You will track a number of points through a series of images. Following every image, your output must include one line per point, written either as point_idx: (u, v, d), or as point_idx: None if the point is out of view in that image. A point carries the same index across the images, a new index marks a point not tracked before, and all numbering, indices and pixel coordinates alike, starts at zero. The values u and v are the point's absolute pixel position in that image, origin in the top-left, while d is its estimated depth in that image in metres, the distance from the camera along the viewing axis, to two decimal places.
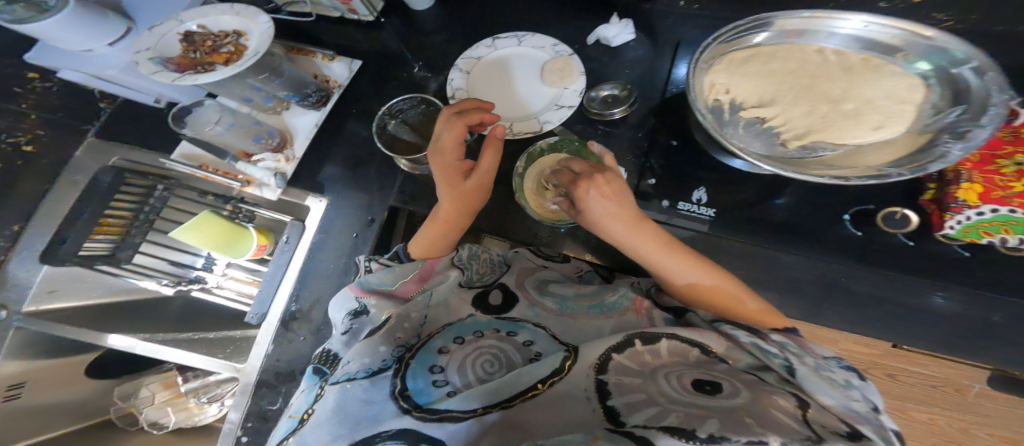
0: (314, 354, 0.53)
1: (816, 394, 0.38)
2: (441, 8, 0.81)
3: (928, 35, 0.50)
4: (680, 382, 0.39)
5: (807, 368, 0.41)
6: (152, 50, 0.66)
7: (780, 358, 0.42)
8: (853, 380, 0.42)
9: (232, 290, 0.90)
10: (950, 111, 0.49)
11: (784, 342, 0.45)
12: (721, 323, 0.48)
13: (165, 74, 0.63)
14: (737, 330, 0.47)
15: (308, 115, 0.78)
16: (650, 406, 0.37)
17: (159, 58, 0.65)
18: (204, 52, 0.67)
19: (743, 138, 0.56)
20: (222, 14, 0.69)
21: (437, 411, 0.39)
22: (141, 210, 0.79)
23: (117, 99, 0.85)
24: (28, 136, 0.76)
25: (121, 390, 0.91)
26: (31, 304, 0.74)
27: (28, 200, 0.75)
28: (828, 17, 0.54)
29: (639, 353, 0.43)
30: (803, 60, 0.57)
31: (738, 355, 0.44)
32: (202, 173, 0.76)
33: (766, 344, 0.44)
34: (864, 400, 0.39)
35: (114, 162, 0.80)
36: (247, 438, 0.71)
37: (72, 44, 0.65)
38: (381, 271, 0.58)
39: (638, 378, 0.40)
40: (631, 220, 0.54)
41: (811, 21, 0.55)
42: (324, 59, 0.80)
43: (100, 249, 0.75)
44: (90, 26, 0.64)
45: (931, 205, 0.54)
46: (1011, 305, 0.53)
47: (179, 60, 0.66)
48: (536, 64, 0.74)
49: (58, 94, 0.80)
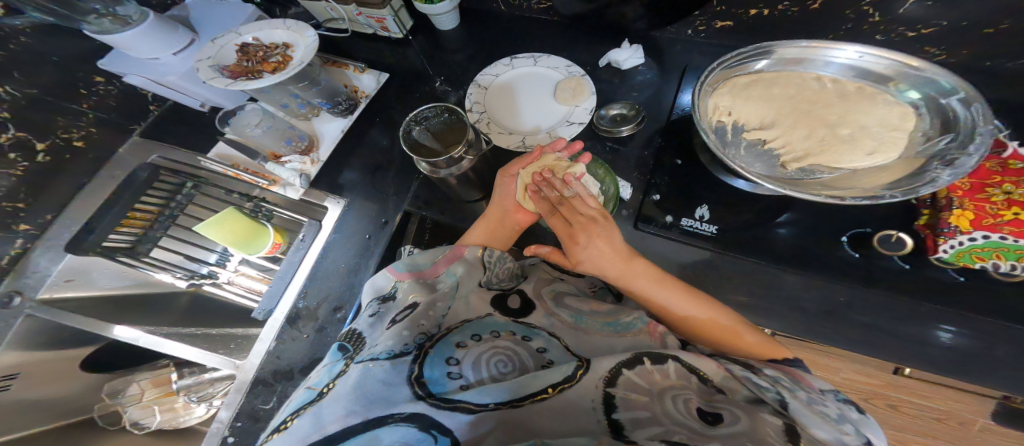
0: (342, 331, 0.55)
1: (810, 427, 0.39)
2: (465, 30, 0.88)
3: (917, 65, 0.54)
4: (687, 406, 0.41)
5: (798, 402, 0.42)
6: (212, 59, 0.73)
7: (772, 392, 0.43)
8: (848, 414, 0.43)
9: (241, 286, 0.91)
10: (940, 139, 0.53)
11: (776, 377, 0.46)
12: (718, 356, 0.49)
13: (220, 80, 0.69)
14: (732, 363, 0.47)
15: (335, 122, 0.83)
16: (655, 425, 0.39)
17: (217, 66, 0.72)
18: (255, 61, 0.72)
19: (744, 159, 0.58)
20: (275, 28, 0.76)
21: (449, 401, 0.42)
22: (168, 206, 0.85)
23: (165, 104, 0.92)
24: (80, 133, 0.81)
25: (110, 387, 0.92)
26: (47, 291, 0.77)
27: (64, 191, 0.80)
28: (825, 47, 0.58)
29: (648, 371, 0.43)
30: (801, 86, 0.61)
31: (736, 386, 0.43)
32: (234, 171, 0.82)
33: (758, 378, 0.45)
34: (855, 434, 0.40)
35: (154, 160, 0.86)
36: (233, 439, 0.69)
37: (142, 52, 0.75)
38: (419, 253, 0.59)
39: (646, 396, 0.42)
40: (622, 259, 0.56)
41: (809, 50, 0.59)
42: (355, 71, 0.86)
43: (123, 242, 0.81)
44: (163, 37, 0.75)
45: (924, 230, 0.55)
46: (1012, 340, 0.53)
47: (233, 67, 0.72)
48: (549, 83, 0.78)
49: (116, 96, 0.85)
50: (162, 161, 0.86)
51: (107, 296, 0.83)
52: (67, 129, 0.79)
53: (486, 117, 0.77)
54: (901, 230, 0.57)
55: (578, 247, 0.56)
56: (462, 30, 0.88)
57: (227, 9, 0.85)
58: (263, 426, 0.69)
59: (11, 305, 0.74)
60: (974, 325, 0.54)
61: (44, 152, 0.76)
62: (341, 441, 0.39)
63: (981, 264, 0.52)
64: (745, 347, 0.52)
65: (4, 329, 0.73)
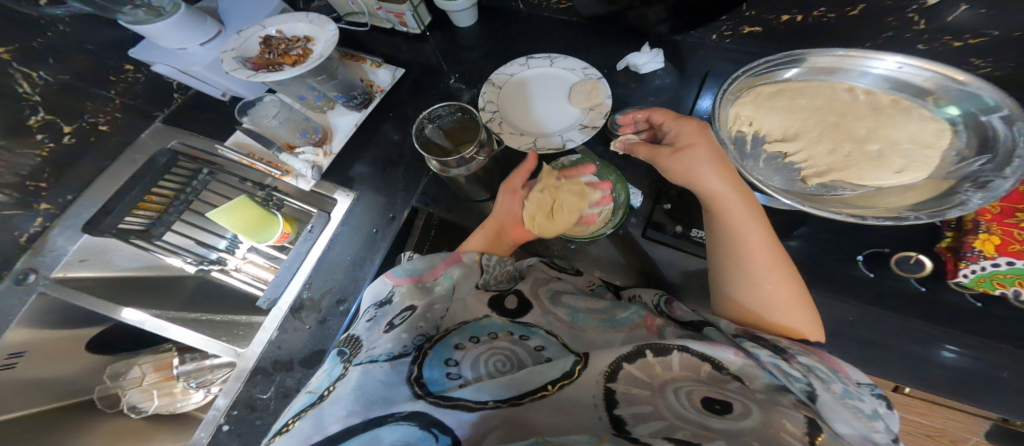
0: (339, 339, 0.54)
1: (833, 422, 0.37)
2: (483, 27, 0.87)
3: (960, 79, 0.52)
4: (689, 400, 0.39)
5: (830, 395, 0.39)
6: (236, 51, 0.74)
7: (800, 382, 0.39)
8: (878, 409, 0.40)
9: (248, 274, 0.90)
10: (974, 160, 0.51)
11: (809, 365, 0.42)
12: (744, 340, 0.44)
13: (242, 71, 0.70)
14: (759, 349, 0.43)
15: (350, 115, 0.83)
16: (657, 420, 0.36)
17: (241, 58, 0.73)
18: (277, 54, 0.73)
19: (763, 171, 0.58)
20: (297, 21, 0.76)
21: (450, 398, 0.40)
22: (184, 190, 0.85)
23: (190, 92, 0.93)
24: (106, 118, 0.82)
25: (113, 368, 0.92)
26: (61, 270, 0.77)
27: (84, 174, 0.80)
28: (863, 56, 0.56)
29: (650, 365, 0.42)
30: (831, 97, 0.59)
31: (755, 373, 0.41)
32: (249, 161, 0.83)
33: (787, 366, 0.41)
34: (884, 431, 0.37)
35: (172, 146, 0.86)
36: (229, 428, 0.69)
37: (171, 42, 0.76)
38: (416, 258, 0.59)
39: (647, 391, 0.40)
40: (731, 175, 0.54)
41: (845, 60, 0.58)
42: (372, 65, 0.86)
43: (139, 225, 0.82)
44: (192, 28, 0.76)
45: (946, 254, 0.53)
46: None
47: (257, 60, 0.73)
48: (566, 85, 0.77)
49: (143, 84, 0.87)
50: (180, 147, 0.86)
51: (120, 277, 0.83)
52: (94, 114, 0.81)
53: (500, 117, 0.76)
54: (921, 249, 0.55)
55: (695, 134, 0.56)
56: (480, 27, 0.88)
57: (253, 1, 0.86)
58: (259, 415, 0.69)
59: (26, 282, 0.75)
60: (996, 350, 0.51)
61: (70, 135, 0.78)
62: (341, 442, 0.37)
63: (1000, 290, 0.50)
64: (766, 323, 0.49)
65: (17, 306, 0.74)
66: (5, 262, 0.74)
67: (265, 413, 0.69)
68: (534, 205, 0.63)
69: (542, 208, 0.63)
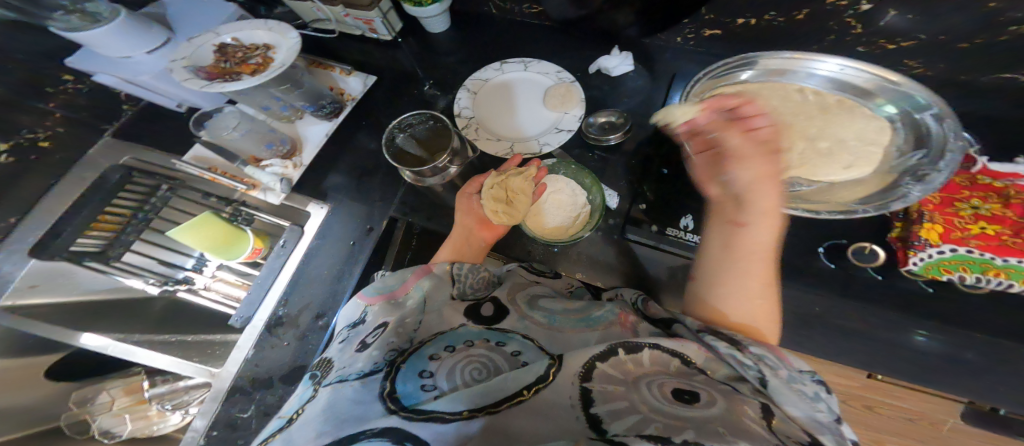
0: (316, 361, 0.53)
1: (783, 405, 0.39)
2: (456, 33, 0.88)
3: (895, 80, 0.55)
4: (660, 392, 0.39)
5: (779, 380, 0.40)
6: (187, 59, 0.71)
7: (752, 370, 0.41)
8: (823, 394, 0.41)
9: (218, 293, 0.85)
10: (914, 154, 0.54)
11: (761, 354, 0.43)
12: (706, 334, 0.45)
13: (194, 81, 0.68)
14: (718, 340, 0.44)
15: (320, 125, 0.82)
16: (632, 415, 0.37)
17: (192, 67, 0.71)
18: (234, 63, 0.71)
19: None
20: (256, 29, 0.74)
21: (424, 411, 0.39)
22: (141, 209, 0.80)
23: (141, 102, 0.89)
24: (46, 133, 0.79)
25: (80, 395, 0.88)
26: (9, 297, 0.73)
27: (28, 194, 0.77)
28: (807, 59, 0.59)
29: (623, 362, 0.42)
30: (785, 97, 0.61)
31: (717, 366, 0.42)
32: (211, 176, 0.80)
33: (742, 355, 0.42)
34: (828, 411, 0.39)
35: (126, 162, 0.83)
36: None
37: (113, 50, 0.73)
38: (386, 276, 0.59)
39: (621, 387, 0.40)
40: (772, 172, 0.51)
41: (792, 62, 0.60)
42: (342, 73, 0.86)
43: (92, 246, 0.75)
44: (136, 36, 0.73)
45: (896, 242, 0.56)
46: (985, 346, 0.53)
47: (211, 69, 0.71)
48: (539, 89, 0.78)
49: (86, 95, 0.83)
50: (136, 163, 0.83)
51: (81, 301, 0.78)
52: (32, 129, 0.77)
53: (477, 122, 0.77)
54: (875, 239, 0.58)
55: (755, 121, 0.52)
56: (452, 32, 0.88)
57: (206, 8, 0.84)
58: (240, 435, 0.66)
59: None
60: (952, 331, 0.54)
61: (8, 153, 0.74)
62: None
63: (948, 275, 0.53)
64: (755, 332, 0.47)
65: None
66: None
67: (247, 432, 0.66)
68: (491, 201, 0.63)
69: (499, 202, 0.63)
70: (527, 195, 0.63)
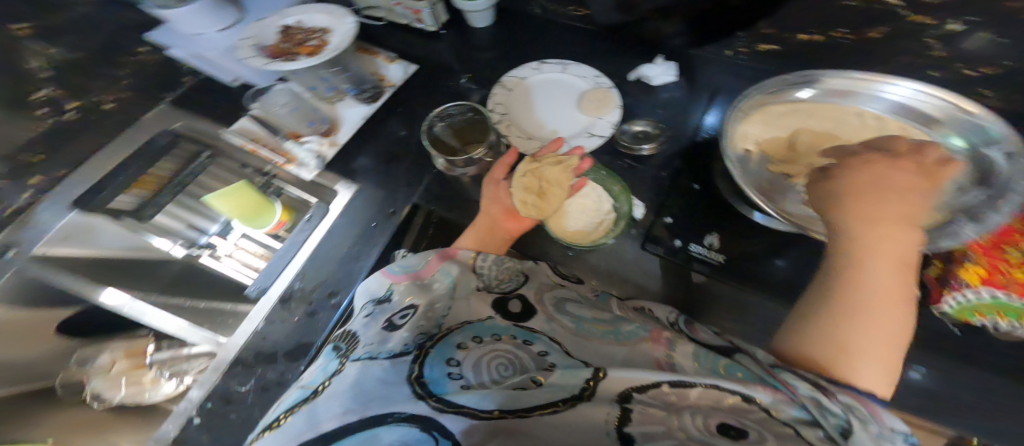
0: (336, 334, 0.53)
1: None
2: (498, 30, 0.88)
3: (972, 111, 0.53)
4: (704, 423, 0.34)
5: (865, 434, 0.33)
6: (254, 38, 0.74)
7: (835, 417, 0.34)
8: None
9: (239, 261, 0.85)
10: (973, 192, 0.51)
11: (846, 402, 0.36)
12: (779, 369, 0.39)
13: (257, 61, 0.71)
14: (796, 379, 0.38)
15: (358, 108, 0.83)
16: (666, 439, 0.32)
17: (258, 47, 0.73)
18: (293, 44, 0.73)
19: (764, 192, 0.59)
20: (317, 12, 0.75)
21: (453, 404, 0.38)
22: (180, 174, 0.84)
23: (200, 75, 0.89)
24: (114, 96, 0.83)
25: (81, 354, 0.82)
26: (42, 248, 0.77)
27: (81, 149, 0.81)
28: (878, 81, 0.57)
29: (664, 393, 0.37)
30: (842, 120, 0.59)
31: (783, 407, 0.35)
32: (252, 146, 0.81)
33: (825, 400, 0.36)
34: None
35: (178, 129, 0.85)
36: (199, 420, 0.67)
37: (190, 27, 0.77)
38: (409, 256, 0.60)
39: (661, 411, 0.36)
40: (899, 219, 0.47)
41: (860, 83, 0.58)
42: (385, 60, 0.87)
43: (129, 205, 0.82)
44: (213, 14, 0.76)
45: (933, 282, 0.53)
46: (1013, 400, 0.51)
47: (273, 48, 0.73)
48: (575, 92, 0.78)
49: (160, 64, 0.87)
50: (185, 130, 0.85)
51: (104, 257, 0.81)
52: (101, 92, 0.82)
53: (508, 120, 0.76)
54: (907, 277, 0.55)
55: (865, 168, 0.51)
56: (494, 29, 0.88)
57: None
58: (233, 409, 0.66)
59: (4, 258, 0.75)
60: (972, 377, 0.52)
61: (72, 110, 0.79)
62: (336, 440, 0.36)
63: (980, 320, 0.52)
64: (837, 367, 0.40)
65: None
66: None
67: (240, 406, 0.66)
68: (523, 192, 0.65)
69: (530, 193, 0.65)
70: (560, 188, 0.65)
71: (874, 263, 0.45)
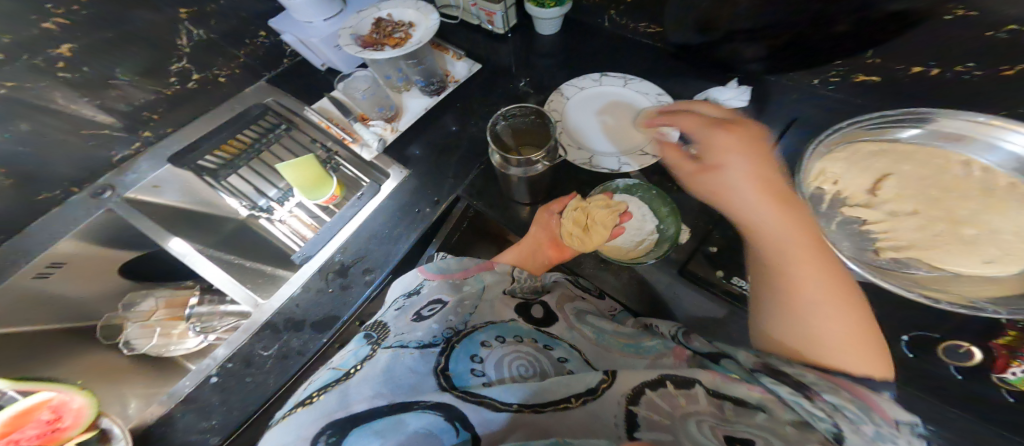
0: (366, 323, 0.54)
1: None
2: (562, 38, 0.88)
3: None
4: (713, 434, 0.35)
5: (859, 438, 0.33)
6: (353, 28, 0.77)
7: (824, 422, 0.34)
8: None
9: (289, 227, 0.91)
10: None
11: (835, 404, 0.36)
12: (759, 374, 0.39)
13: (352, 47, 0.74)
14: (779, 385, 0.38)
15: (421, 99, 0.85)
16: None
17: (355, 35, 0.76)
18: (382, 35, 0.76)
19: (836, 235, 0.54)
20: (406, 7, 0.79)
21: (477, 394, 0.39)
22: (258, 140, 0.89)
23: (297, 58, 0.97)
24: (228, 72, 0.88)
25: (128, 298, 0.88)
26: (135, 192, 0.81)
27: (188, 114, 0.87)
28: (999, 127, 0.55)
29: (673, 396, 0.39)
30: (943, 168, 0.57)
31: (777, 409, 0.37)
32: (327, 124, 0.84)
33: (810, 406, 0.36)
34: None
35: (268, 102, 0.90)
36: (216, 380, 0.66)
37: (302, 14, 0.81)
38: (451, 258, 0.58)
39: (668, 419, 0.37)
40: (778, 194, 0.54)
41: (979, 128, 0.56)
42: (453, 57, 0.89)
43: (211, 164, 0.87)
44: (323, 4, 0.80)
45: (1001, 348, 0.50)
46: None
47: (365, 38, 0.76)
48: (635, 108, 0.76)
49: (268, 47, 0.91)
50: (274, 105, 0.89)
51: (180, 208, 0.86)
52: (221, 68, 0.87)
53: (562, 126, 0.76)
54: (976, 338, 0.51)
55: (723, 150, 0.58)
56: (559, 37, 0.88)
57: None
58: (251, 372, 0.67)
59: (101, 197, 0.80)
60: None
61: (195, 81, 0.85)
62: (364, 423, 0.36)
63: None
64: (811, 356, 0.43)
65: (84, 217, 0.78)
66: (93, 174, 0.80)
67: (259, 370, 0.67)
68: (569, 221, 0.62)
69: (576, 225, 0.61)
70: (606, 229, 0.59)
71: (794, 252, 0.50)
